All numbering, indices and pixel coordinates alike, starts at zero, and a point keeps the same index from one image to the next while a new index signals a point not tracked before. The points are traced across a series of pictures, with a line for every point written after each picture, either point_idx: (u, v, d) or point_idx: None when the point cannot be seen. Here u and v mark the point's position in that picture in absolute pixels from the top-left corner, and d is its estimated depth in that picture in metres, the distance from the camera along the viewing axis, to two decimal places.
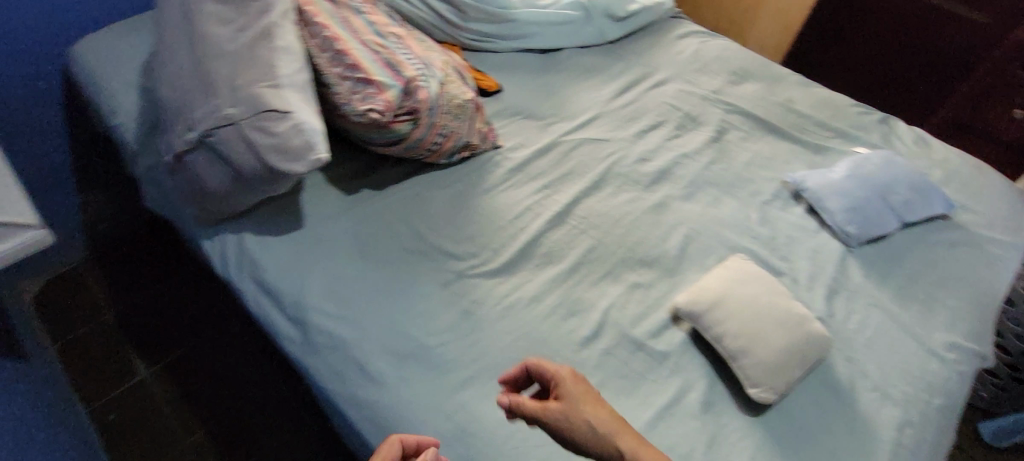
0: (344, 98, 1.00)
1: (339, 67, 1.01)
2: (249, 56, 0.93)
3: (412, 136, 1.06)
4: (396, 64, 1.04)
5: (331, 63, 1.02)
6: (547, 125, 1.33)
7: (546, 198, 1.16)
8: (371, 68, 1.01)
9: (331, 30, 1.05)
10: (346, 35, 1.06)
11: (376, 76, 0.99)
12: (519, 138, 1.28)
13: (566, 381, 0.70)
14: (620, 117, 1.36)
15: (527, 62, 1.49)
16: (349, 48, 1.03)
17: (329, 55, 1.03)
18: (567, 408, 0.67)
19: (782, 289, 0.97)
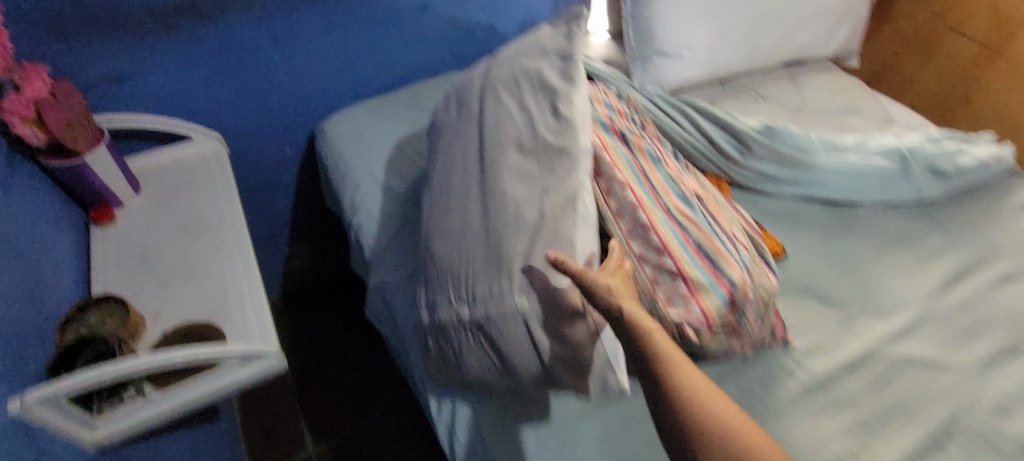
0: (643, 291, 0.79)
1: (641, 244, 0.80)
2: (550, 231, 0.75)
3: (711, 344, 0.82)
4: (710, 253, 0.82)
5: (630, 236, 0.81)
6: (851, 321, 1.02)
7: (864, 448, 0.85)
8: (686, 258, 0.80)
9: (633, 192, 0.84)
10: (650, 199, 0.85)
11: (693, 274, 0.78)
12: (816, 337, 0.99)
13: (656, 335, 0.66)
14: (954, 329, 1.01)
15: (816, 218, 1.20)
16: (656, 222, 0.82)
17: (629, 226, 0.82)
18: (667, 376, 0.64)
19: None
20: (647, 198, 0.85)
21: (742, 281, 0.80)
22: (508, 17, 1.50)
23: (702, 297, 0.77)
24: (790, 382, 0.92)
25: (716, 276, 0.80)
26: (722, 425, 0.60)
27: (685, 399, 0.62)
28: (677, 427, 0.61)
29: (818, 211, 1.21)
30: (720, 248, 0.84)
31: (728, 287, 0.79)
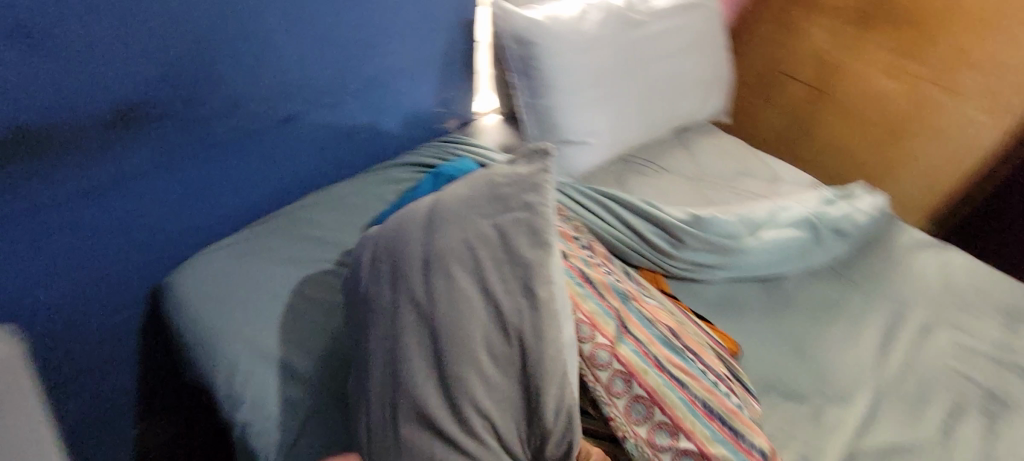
0: None
1: (650, 429, 0.67)
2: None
3: None
4: (718, 409, 0.72)
5: (634, 419, 0.68)
6: (822, 414, 0.98)
7: None
8: (703, 433, 0.69)
9: (622, 354, 0.70)
10: (642, 359, 0.71)
11: (718, 451, 0.67)
12: (799, 444, 0.93)
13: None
14: (907, 398, 1.02)
15: (753, 298, 1.18)
16: (656, 388, 0.69)
17: (627, 401, 0.68)
18: None
19: None
20: (637, 356, 0.71)
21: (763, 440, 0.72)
22: (394, 113, 1.31)
23: None
24: None
25: (739, 445, 0.70)
26: None
27: None
28: None
29: (752, 291, 1.19)
30: (730, 405, 0.74)
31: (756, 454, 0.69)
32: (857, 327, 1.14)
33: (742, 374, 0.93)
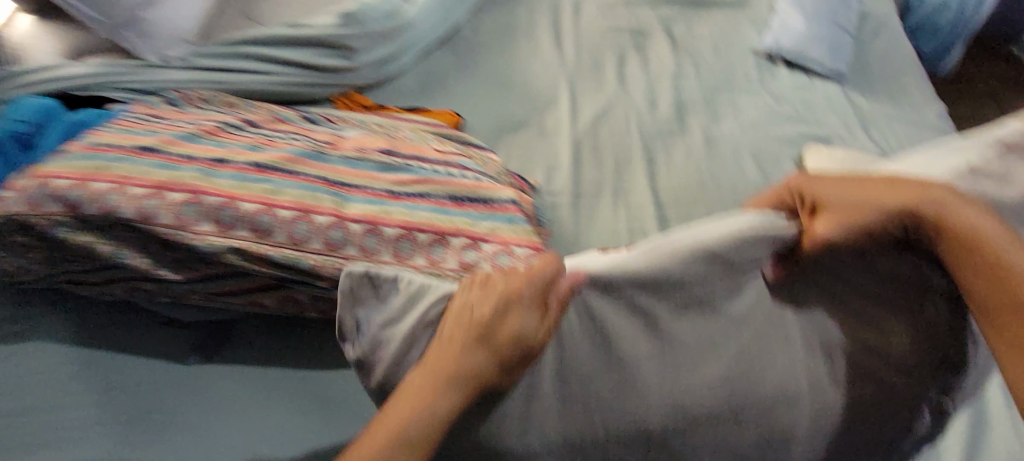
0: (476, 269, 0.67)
1: (424, 252, 0.67)
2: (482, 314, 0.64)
3: None
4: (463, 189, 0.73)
5: (404, 255, 0.66)
6: (544, 127, 1.09)
7: (631, 209, 1.01)
8: (466, 220, 0.70)
9: (352, 216, 0.66)
10: (374, 203, 0.68)
11: (485, 226, 0.70)
12: (541, 161, 1.04)
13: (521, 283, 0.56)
14: (589, 72, 1.18)
15: (445, 63, 1.15)
16: (402, 219, 0.67)
17: (387, 248, 0.65)
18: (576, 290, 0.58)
19: (869, 156, 1.04)
20: (369, 206, 0.67)
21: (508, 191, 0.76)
22: None
23: (511, 236, 0.70)
24: (562, 216, 0.98)
25: (495, 207, 0.72)
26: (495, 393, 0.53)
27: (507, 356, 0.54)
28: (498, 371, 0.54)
29: (442, 56, 1.16)
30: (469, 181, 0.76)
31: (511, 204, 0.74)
32: (532, 39, 1.22)
33: (467, 137, 0.93)
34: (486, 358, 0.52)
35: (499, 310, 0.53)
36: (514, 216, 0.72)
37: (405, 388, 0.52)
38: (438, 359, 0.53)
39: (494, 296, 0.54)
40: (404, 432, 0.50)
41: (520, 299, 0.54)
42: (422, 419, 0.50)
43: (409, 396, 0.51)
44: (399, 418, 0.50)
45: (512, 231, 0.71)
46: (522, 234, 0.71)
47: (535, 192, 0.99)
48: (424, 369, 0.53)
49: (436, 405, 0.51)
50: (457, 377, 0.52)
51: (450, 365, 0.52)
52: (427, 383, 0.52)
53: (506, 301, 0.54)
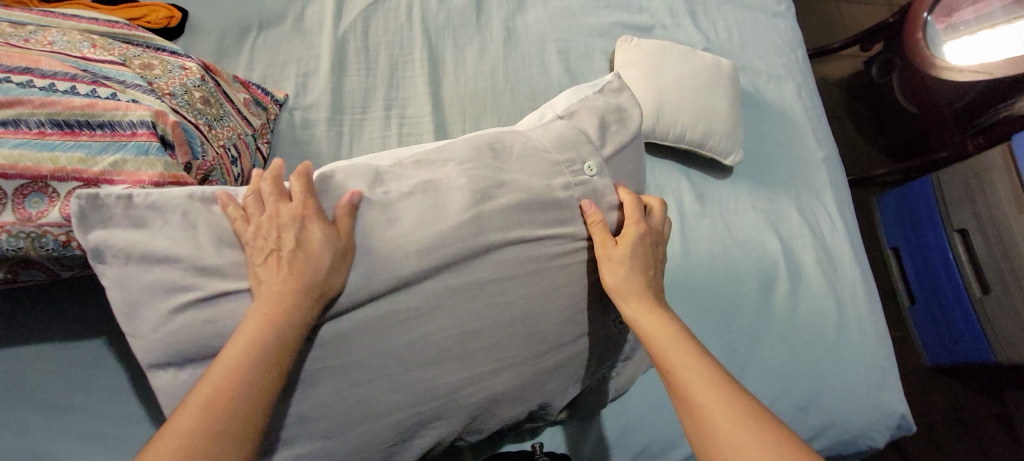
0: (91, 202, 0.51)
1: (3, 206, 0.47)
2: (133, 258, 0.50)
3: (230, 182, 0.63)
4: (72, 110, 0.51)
5: None
6: (302, 21, 0.87)
7: (405, 122, 0.85)
8: (77, 155, 0.50)
9: None
10: None
11: (106, 162, 0.50)
12: (294, 66, 0.84)
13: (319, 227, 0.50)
14: None
15: None
16: None
17: None
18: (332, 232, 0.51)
19: (682, 49, 0.92)
20: None
21: (144, 109, 0.53)
22: None
23: (145, 174, 0.52)
24: (317, 135, 0.81)
25: (119, 136, 0.52)
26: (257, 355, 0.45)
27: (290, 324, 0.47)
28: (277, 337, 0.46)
29: None
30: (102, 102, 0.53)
31: (143, 129, 0.52)
32: None
33: (154, 39, 0.70)
34: (278, 343, 0.46)
35: (290, 287, 0.47)
36: (144, 147, 0.52)
37: (205, 385, 0.44)
38: (229, 357, 0.45)
39: (294, 270, 0.47)
40: (202, 438, 0.42)
41: (313, 271, 0.48)
42: (224, 413, 0.43)
43: (205, 401, 0.43)
44: (190, 426, 0.42)
45: (145, 166, 0.52)
46: (161, 170, 0.53)
47: (278, 110, 0.80)
48: (221, 369, 0.44)
49: (243, 396, 0.44)
50: (264, 367, 0.45)
51: (241, 359, 0.45)
52: (235, 383, 0.44)
53: (300, 269, 0.47)
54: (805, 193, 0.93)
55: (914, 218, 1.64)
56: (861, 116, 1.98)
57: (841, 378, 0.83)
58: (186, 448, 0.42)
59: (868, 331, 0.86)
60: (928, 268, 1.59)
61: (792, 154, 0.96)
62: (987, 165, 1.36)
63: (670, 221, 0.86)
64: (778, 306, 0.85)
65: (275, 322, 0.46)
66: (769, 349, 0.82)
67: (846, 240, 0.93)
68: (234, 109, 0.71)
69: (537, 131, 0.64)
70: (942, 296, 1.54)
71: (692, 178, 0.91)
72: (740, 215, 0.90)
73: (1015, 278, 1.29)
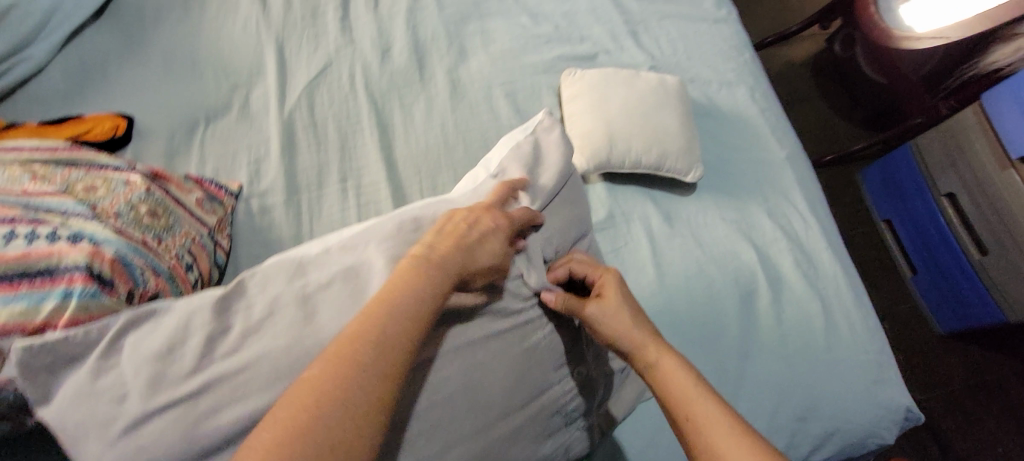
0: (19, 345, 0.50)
1: None
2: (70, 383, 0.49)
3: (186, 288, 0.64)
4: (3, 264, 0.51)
5: None
6: (248, 108, 0.88)
7: (362, 191, 0.84)
8: (18, 308, 0.50)
9: None
10: None
11: (48, 310, 0.51)
12: (245, 154, 0.85)
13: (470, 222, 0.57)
14: (303, 24, 0.96)
15: (106, 45, 0.89)
16: None
17: None
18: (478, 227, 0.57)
19: (627, 74, 0.92)
20: None
21: (77, 252, 0.54)
22: None
23: (82, 315, 0.52)
24: (275, 220, 0.81)
25: (57, 282, 0.52)
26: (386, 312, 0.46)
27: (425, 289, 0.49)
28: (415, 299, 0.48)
29: (101, 36, 0.89)
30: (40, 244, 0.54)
31: (78, 274, 0.53)
32: None
33: (99, 156, 0.70)
34: (441, 292, 0.49)
35: (460, 250, 0.53)
36: (80, 291, 0.52)
37: (359, 328, 0.44)
38: (384, 299, 0.47)
39: (461, 241, 0.54)
40: (358, 375, 0.41)
41: (484, 245, 0.56)
42: (377, 351, 0.43)
43: (358, 341, 0.43)
44: (349, 365, 0.42)
45: (82, 309, 0.52)
46: (98, 309, 0.53)
47: (234, 201, 0.80)
48: (379, 309, 0.46)
49: (397, 333, 0.44)
50: (427, 313, 0.47)
51: (405, 301, 0.47)
52: (392, 323, 0.45)
53: (472, 243, 0.55)
54: (773, 197, 0.93)
55: (900, 187, 1.61)
56: (831, 92, 1.96)
57: (839, 381, 0.81)
58: (330, 380, 0.41)
59: (858, 328, 0.85)
60: (923, 236, 1.55)
61: (754, 158, 0.96)
62: (962, 127, 1.37)
63: (640, 248, 0.85)
64: (763, 317, 0.83)
65: (440, 274, 0.50)
66: (760, 364, 0.81)
67: (822, 237, 0.92)
68: (186, 212, 0.71)
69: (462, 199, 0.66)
70: (942, 262, 1.50)
71: (657, 200, 0.90)
72: (711, 230, 0.89)
73: (1009, 234, 1.27)
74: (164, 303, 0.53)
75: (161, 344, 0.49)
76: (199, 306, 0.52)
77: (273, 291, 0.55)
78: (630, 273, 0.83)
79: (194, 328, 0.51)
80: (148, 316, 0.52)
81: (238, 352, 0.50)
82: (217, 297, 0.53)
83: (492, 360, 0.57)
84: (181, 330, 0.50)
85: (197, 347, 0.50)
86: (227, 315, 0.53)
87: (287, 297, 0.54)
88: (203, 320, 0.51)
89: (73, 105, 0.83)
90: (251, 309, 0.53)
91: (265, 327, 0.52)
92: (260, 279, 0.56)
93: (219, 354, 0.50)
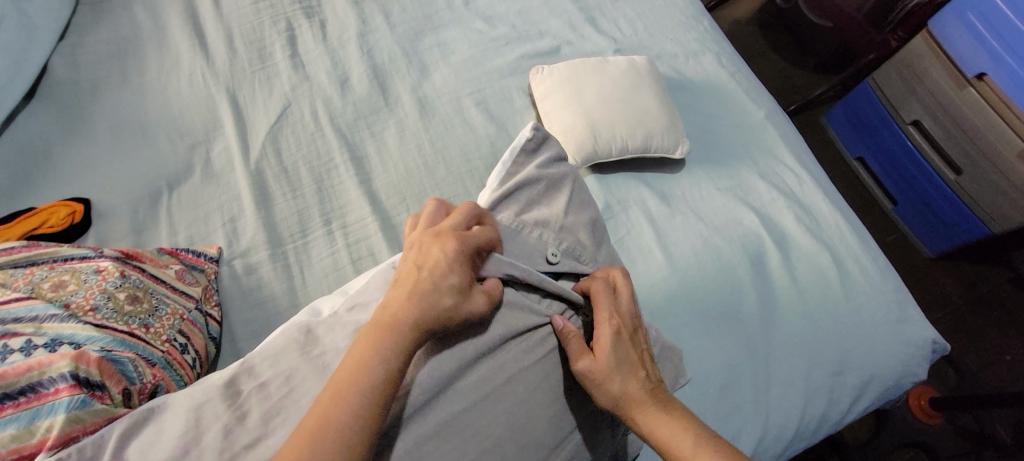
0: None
1: None
2: None
3: (186, 369, 0.60)
4: None
5: None
6: (211, 166, 0.83)
7: (349, 230, 0.80)
8: (9, 433, 0.44)
9: None
10: None
11: (43, 429, 0.45)
12: (218, 215, 0.79)
13: (406, 292, 0.49)
14: (253, 68, 0.91)
15: (43, 125, 0.83)
16: None
17: None
18: (418, 297, 0.48)
19: (595, 61, 0.90)
20: None
21: (61, 358, 0.49)
22: None
23: (75, 429, 0.46)
24: (264, 277, 0.76)
25: (45, 398, 0.47)
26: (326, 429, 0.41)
27: (362, 400, 0.43)
28: (356, 413, 0.42)
29: (38, 118, 0.83)
30: (22, 363, 0.48)
31: (65, 383, 0.47)
32: (163, 47, 0.91)
33: (60, 248, 0.64)
34: (395, 356, 0.46)
35: (414, 301, 0.48)
36: (68, 402, 0.46)
37: (308, 422, 0.41)
38: (337, 383, 0.43)
39: (410, 286, 0.49)
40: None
41: (435, 278, 0.49)
42: (336, 436, 0.41)
43: (308, 438, 0.41)
44: (302, 444, 0.40)
45: (74, 422, 0.46)
46: (92, 418, 0.47)
47: (217, 266, 0.75)
48: (330, 395, 0.43)
49: (349, 407, 0.42)
50: (376, 372, 0.44)
51: (358, 374, 0.44)
52: (347, 392, 0.43)
53: (421, 278, 0.50)
54: (761, 157, 0.93)
55: (866, 123, 1.62)
56: (782, 42, 1.98)
57: (864, 327, 0.81)
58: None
59: (870, 271, 0.85)
60: (895, 164, 1.57)
61: (734, 121, 0.96)
62: (916, 55, 1.39)
63: (643, 233, 0.83)
64: (778, 278, 0.83)
65: (395, 341, 0.46)
66: (784, 325, 0.80)
67: (816, 188, 0.92)
68: (168, 288, 0.66)
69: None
70: (918, 187, 1.52)
71: (649, 181, 0.89)
72: (707, 200, 0.87)
73: (977, 149, 1.30)
74: (164, 400, 0.48)
75: (168, 449, 0.43)
76: (203, 398, 0.47)
77: (285, 366, 0.50)
78: (639, 260, 0.81)
79: (206, 424, 0.45)
80: (148, 421, 0.46)
81: (263, 440, 0.44)
82: (223, 385, 0.48)
83: (533, 394, 0.55)
84: (189, 430, 0.44)
85: (215, 446, 0.43)
86: (237, 404, 0.47)
87: (302, 369, 0.49)
88: (215, 412, 0.46)
89: (19, 197, 0.77)
90: (266, 389, 0.48)
91: (286, 408, 0.47)
92: (269, 357, 0.51)
93: (240, 445, 0.44)
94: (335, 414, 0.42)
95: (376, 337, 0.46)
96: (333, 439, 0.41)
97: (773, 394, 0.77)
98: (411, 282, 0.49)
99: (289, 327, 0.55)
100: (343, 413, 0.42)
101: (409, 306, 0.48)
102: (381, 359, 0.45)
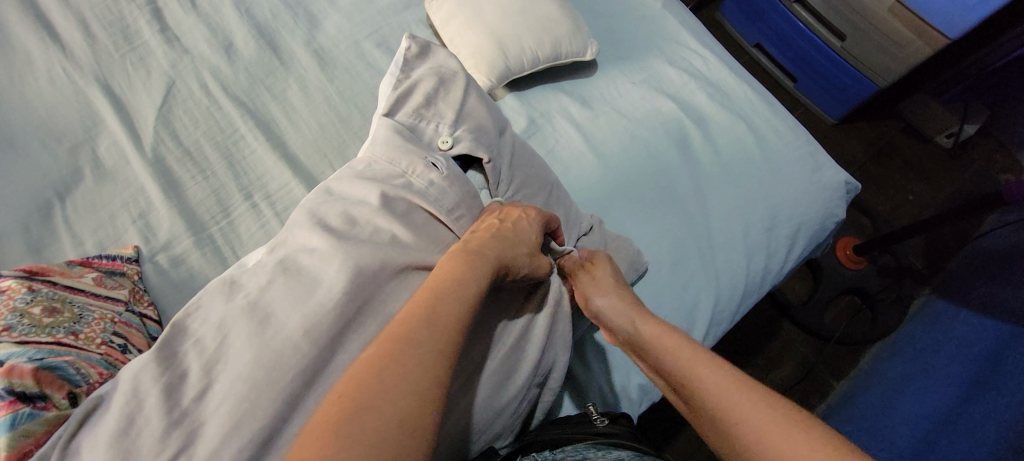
0: None
1: None
2: None
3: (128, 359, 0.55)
4: None
5: None
6: (100, 165, 0.75)
7: (274, 199, 0.77)
8: None
9: None
10: None
11: None
12: (124, 214, 0.72)
13: (483, 236, 0.55)
14: (120, 52, 0.82)
15: None
16: None
17: None
18: (493, 240, 0.54)
19: None
20: None
21: None
22: None
23: (27, 443, 0.43)
24: (196, 266, 0.71)
25: None
26: (407, 341, 0.39)
27: (447, 310, 0.42)
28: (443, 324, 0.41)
29: None
30: None
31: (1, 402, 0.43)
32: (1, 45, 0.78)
33: None
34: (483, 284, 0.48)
35: (503, 242, 0.55)
36: (10, 419, 0.43)
37: (387, 335, 0.39)
38: (432, 298, 0.43)
39: (496, 234, 0.55)
40: (373, 398, 0.35)
41: (524, 238, 0.57)
42: (420, 350, 0.38)
43: (389, 347, 0.38)
44: (375, 357, 0.37)
45: (25, 435, 0.43)
46: (43, 428, 0.44)
47: (138, 266, 0.69)
48: (410, 313, 0.42)
49: (434, 323, 0.41)
50: (465, 288, 0.46)
51: (452, 286, 0.45)
52: (431, 304, 0.43)
53: (500, 229, 0.57)
54: (667, 46, 0.95)
55: (755, 9, 1.68)
56: None
57: (784, 180, 0.87)
58: (340, 413, 0.34)
59: (781, 130, 0.91)
60: (787, 43, 1.65)
61: (629, 16, 0.97)
62: None
63: (571, 139, 0.84)
64: (702, 153, 0.87)
65: (483, 264, 0.50)
66: (714, 194, 0.84)
67: (723, 66, 0.96)
68: (88, 296, 0.59)
69: (365, 162, 0.62)
70: (811, 60, 1.61)
71: (567, 90, 0.89)
72: (624, 94, 0.89)
73: (857, 14, 1.38)
74: (112, 383, 0.45)
75: (112, 425, 0.41)
76: (137, 366, 0.45)
77: (214, 318, 0.48)
78: (573, 165, 0.82)
79: (145, 389, 0.43)
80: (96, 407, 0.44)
81: (212, 386, 0.44)
82: (155, 348, 0.46)
83: None
84: (128, 398, 0.42)
85: (158, 403, 0.42)
86: (173, 363, 0.45)
87: (232, 313, 0.48)
88: (151, 376, 0.44)
89: None
90: (201, 343, 0.46)
91: (225, 353, 0.45)
92: (191, 311, 0.49)
93: (188, 400, 0.43)
94: (420, 327, 0.40)
95: (469, 264, 0.49)
96: (414, 349, 0.38)
97: (718, 261, 0.81)
98: (493, 232, 0.56)
99: (214, 281, 0.53)
100: (433, 321, 0.41)
101: (487, 245, 0.53)
102: (467, 281, 0.47)
